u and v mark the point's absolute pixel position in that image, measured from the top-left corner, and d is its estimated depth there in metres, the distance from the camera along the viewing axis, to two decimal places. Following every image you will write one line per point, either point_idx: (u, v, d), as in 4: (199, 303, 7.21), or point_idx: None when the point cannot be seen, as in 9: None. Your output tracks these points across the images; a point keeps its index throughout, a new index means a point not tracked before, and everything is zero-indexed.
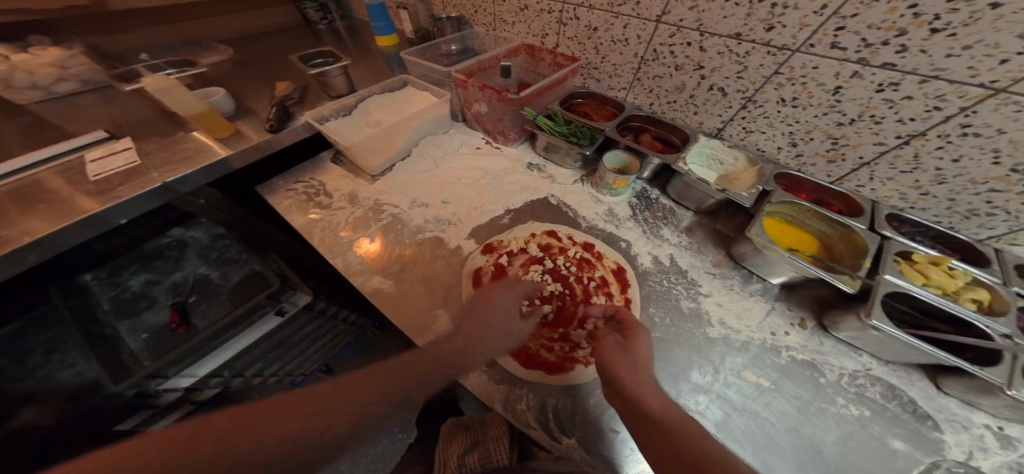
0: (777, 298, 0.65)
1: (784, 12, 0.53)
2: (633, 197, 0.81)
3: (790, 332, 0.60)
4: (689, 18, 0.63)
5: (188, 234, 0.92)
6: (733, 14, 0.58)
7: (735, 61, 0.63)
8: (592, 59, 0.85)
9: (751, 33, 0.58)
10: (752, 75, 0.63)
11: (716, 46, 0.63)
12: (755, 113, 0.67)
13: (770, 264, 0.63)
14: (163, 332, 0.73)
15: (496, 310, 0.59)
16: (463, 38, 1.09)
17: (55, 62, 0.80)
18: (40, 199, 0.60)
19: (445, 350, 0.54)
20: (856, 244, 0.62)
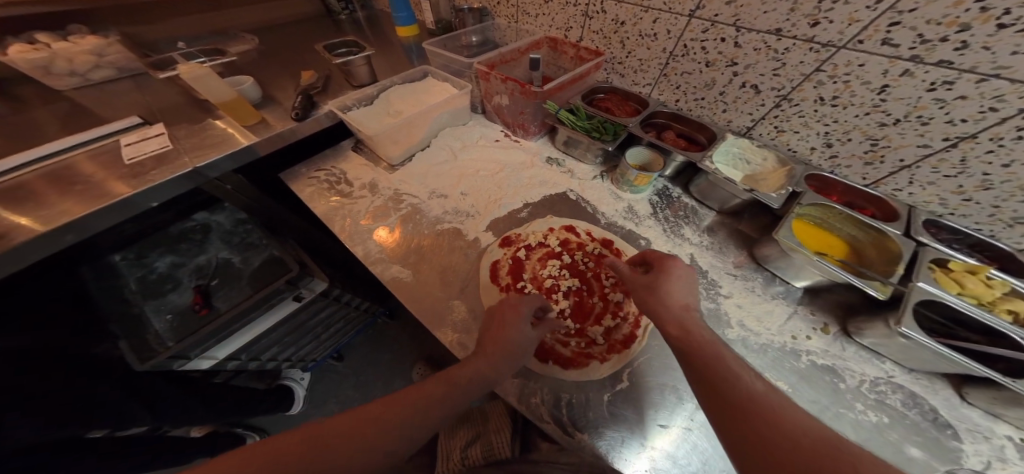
0: (800, 303, 0.63)
1: (832, 7, 0.50)
2: (654, 194, 0.80)
3: (812, 337, 0.59)
4: (725, 13, 0.61)
5: (212, 218, 0.93)
6: (774, 8, 0.56)
7: (773, 58, 0.61)
8: (617, 54, 0.83)
9: (792, 29, 0.56)
10: (790, 72, 0.60)
11: (752, 41, 0.61)
12: (790, 112, 0.65)
13: (795, 267, 0.61)
14: (186, 313, 0.73)
15: (512, 327, 0.49)
16: (484, 30, 1.08)
17: (92, 50, 0.84)
18: (78, 182, 0.63)
19: (478, 372, 0.45)
20: (890, 249, 0.60)
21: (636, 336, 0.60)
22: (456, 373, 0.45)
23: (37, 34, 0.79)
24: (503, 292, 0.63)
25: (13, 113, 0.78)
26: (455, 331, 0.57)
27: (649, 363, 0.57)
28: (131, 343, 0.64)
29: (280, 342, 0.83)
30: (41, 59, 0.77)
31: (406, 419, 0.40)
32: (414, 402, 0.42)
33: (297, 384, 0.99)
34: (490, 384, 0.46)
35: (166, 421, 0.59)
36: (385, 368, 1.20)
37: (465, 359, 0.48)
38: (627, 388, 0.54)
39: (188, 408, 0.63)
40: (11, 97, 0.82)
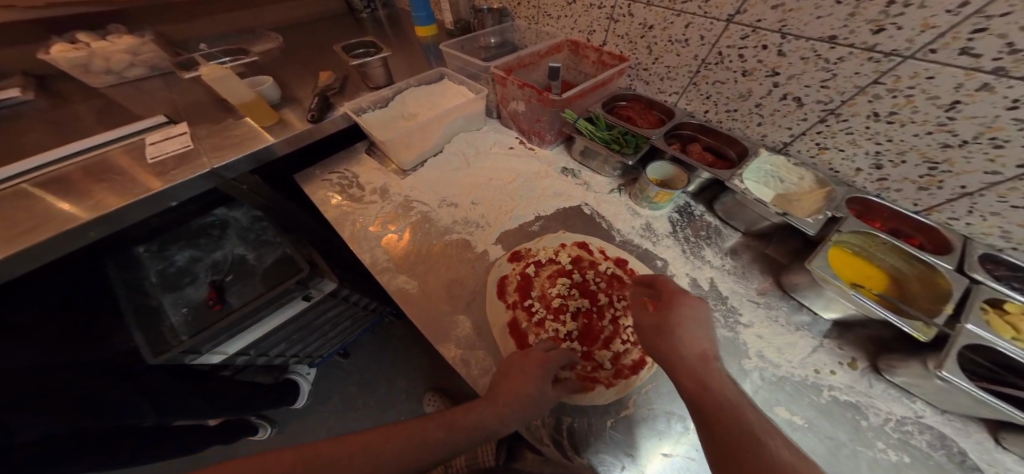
0: (827, 335, 0.57)
1: (902, 12, 0.44)
2: (674, 211, 0.75)
3: (837, 372, 0.53)
4: (770, 18, 0.55)
5: (230, 214, 0.95)
6: (829, 13, 0.49)
7: (822, 68, 0.54)
8: (643, 60, 0.78)
9: (850, 36, 0.49)
10: (840, 84, 0.54)
11: (799, 50, 0.55)
12: (836, 128, 0.58)
13: (826, 299, 0.56)
14: (200, 308, 0.75)
15: (530, 382, 0.46)
16: (503, 31, 1.05)
17: (127, 49, 0.86)
18: (107, 178, 0.65)
19: (484, 419, 0.43)
20: (939, 286, 0.53)
21: (645, 361, 0.57)
22: (462, 418, 0.44)
23: (78, 34, 0.83)
24: (509, 310, 0.61)
25: (53, 108, 0.82)
26: (458, 347, 0.56)
27: (655, 390, 0.53)
28: (145, 337, 0.67)
29: (288, 339, 0.84)
30: (80, 58, 0.81)
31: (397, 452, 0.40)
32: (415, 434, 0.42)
33: (302, 378, 1.02)
34: (494, 434, 0.44)
35: (170, 416, 0.60)
36: (389, 367, 1.21)
37: (474, 402, 0.46)
38: (631, 414, 0.51)
39: (190, 402, 0.62)
40: (54, 93, 0.86)
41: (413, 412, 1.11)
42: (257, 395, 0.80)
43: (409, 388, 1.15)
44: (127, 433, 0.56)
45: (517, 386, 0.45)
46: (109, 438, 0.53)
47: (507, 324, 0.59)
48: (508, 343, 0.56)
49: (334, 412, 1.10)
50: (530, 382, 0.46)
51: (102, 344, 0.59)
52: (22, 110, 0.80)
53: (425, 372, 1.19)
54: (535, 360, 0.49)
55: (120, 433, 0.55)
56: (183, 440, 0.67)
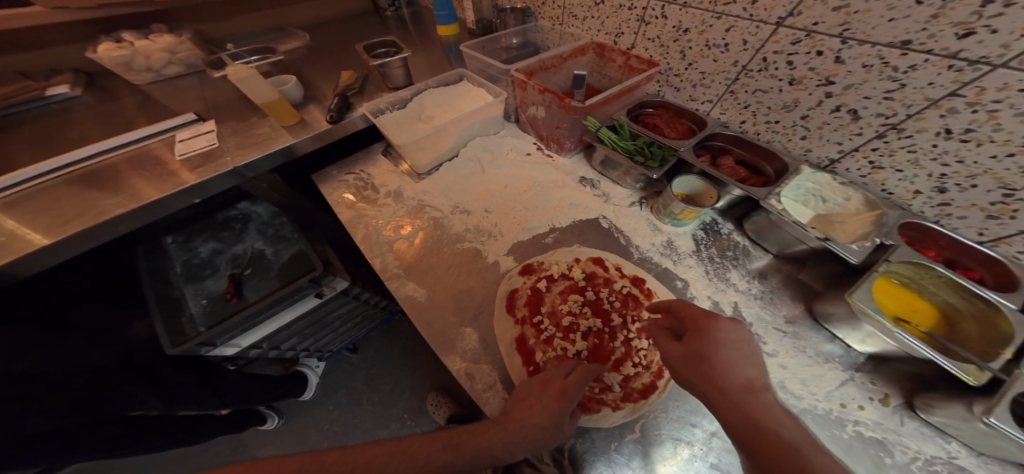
0: (859, 368, 0.52)
1: (999, 13, 0.37)
2: (698, 228, 0.71)
3: (865, 407, 0.48)
4: (829, 21, 0.49)
5: (252, 208, 0.97)
6: (904, 16, 0.43)
7: (888, 77, 0.48)
8: (675, 64, 0.74)
9: (928, 41, 0.43)
10: (908, 95, 0.47)
11: (861, 56, 0.49)
12: (896, 145, 0.52)
13: (864, 332, 0.50)
14: (219, 301, 0.77)
15: (547, 411, 0.43)
16: (526, 32, 1.02)
17: (166, 47, 0.90)
18: (138, 173, 0.68)
19: (492, 444, 0.42)
20: (999, 330, 0.46)
21: (657, 386, 0.53)
22: (467, 440, 0.42)
23: (124, 33, 0.87)
24: (517, 326, 0.59)
25: (98, 102, 0.87)
26: (463, 359, 0.54)
27: (663, 417, 0.50)
28: (166, 326, 0.70)
29: (300, 334, 0.87)
30: (123, 56, 0.85)
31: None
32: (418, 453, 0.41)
33: (312, 372, 1.04)
34: (503, 459, 0.42)
35: (178, 406, 0.63)
36: (396, 365, 1.22)
37: (482, 425, 0.44)
38: (636, 440, 0.48)
39: (199, 397, 0.66)
40: (100, 89, 0.91)
41: (416, 411, 1.11)
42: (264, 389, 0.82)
43: (414, 388, 1.15)
44: (128, 424, 0.58)
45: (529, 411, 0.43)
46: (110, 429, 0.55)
47: (513, 340, 0.57)
48: (514, 359, 0.55)
49: (340, 406, 1.12)
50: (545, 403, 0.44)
51: (114, 340, 0.62)
52: (70, 104, 0.85)
53: (429, 373, 1.19)
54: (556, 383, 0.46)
55: (122, 424, 0.57)
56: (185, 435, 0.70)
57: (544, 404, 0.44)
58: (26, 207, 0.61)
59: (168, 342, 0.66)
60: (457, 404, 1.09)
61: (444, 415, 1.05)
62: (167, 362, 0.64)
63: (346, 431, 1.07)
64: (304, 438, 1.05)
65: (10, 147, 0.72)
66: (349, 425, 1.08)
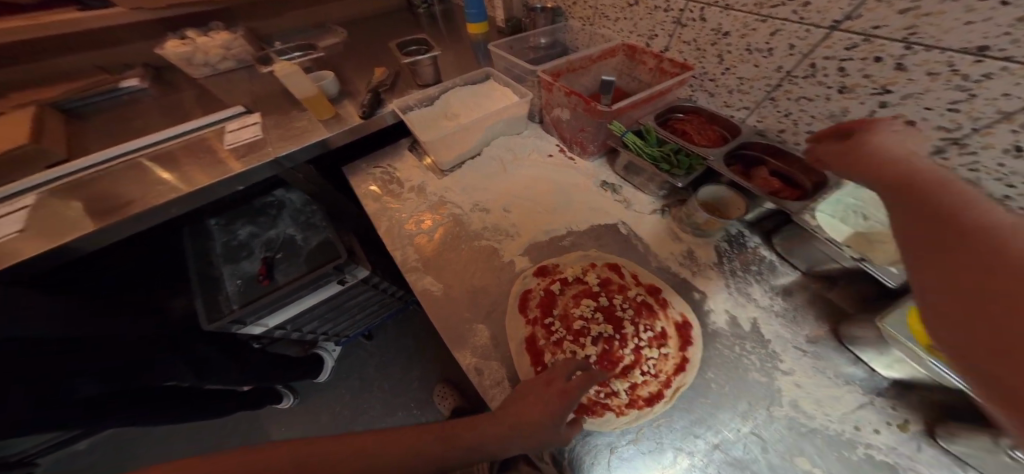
0: (882, 394, 0.49)
1: None
2: (723, 239, 0.68)
3: (880, 431, 0.46)
4: (893, 24, 0.44)
5: (287, 196, 1.03)
6: (982, 18, 0.37)
7: (956, 87, 0.42)
8: (711, 69, 0.71)
9: (1011, 47, 0.37)
10: (978, 108, 0.42)
11: (927, 63, 0.43)
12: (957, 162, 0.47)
13: (893, 357, 0.47)
14: (252, 282, 0.82)
15: (546, 413, 0.43)
16: (555, 31, 1.02)
17: (222, 44, 0.97)
18: (188, 161, 0.74)
19: (481, 440, 0.43)
20: None
21: (663, 396, 0.52)
22: (462, 434, 0.44)
23: (187, 31, 0.96)
24: (528, 326, 0.60)
25: (162, 94, 0.96)
26: (474, 355, 0.55)
27: (667, 426, 0.49)
28: (205, 303, 0.76)
29: (321, 318, 0.94)
30: (186, 52, 0.93)
31: (398, 463, 0.41)
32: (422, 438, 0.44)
33: (328, 355, 1.11)
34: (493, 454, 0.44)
35: (204, 379, 0.71)
36: (408, 354, 1.26)
37: (475, 419, 0.46)
38: (635, 446, 0.48)
39: (226, 372, 0.74)
40: (164, 82, 1.00)
41: (423, 401, 1.15)
42: (286, 368, 0.91)
43: (423, 378, 1.19)
44: (148, 395, 0.66)
45: (522, 409, 0.44)
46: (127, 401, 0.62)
47: (524, 340, 0.58)
48: (522, 358, 0.55)
49: (352, 388, 1.18)
50: (536, 407, 0.44)
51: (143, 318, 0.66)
52: (138, 95, 0.94)
53: (439, 363, 1.23)
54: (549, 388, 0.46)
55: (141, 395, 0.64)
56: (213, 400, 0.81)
57: (535, 407, 0.44)
58: (95, 188, 0.68)
59: (205, 317, 0.72)
60: (463, 397, 1.11)
61: (449, 406, 1.08)
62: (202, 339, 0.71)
63: (355, 412, 1.13)
64: (321, 415, 1.12)
65: (87, 134, 0.81)
66: (360, 407, 1.14)
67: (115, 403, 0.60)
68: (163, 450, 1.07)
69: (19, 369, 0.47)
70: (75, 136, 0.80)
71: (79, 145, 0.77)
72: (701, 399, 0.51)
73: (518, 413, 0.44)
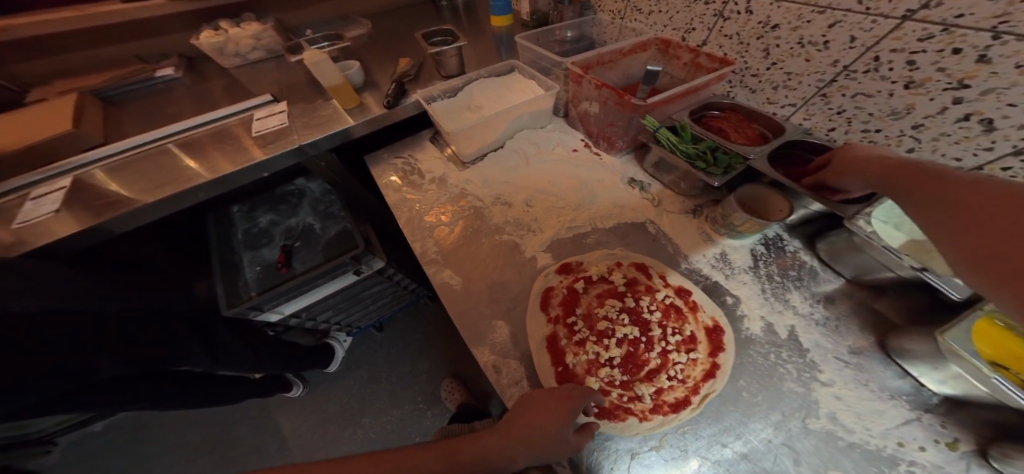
0: (931, 410, 0.44)
1: None
2: (759, 242, 0.64)
3: (926, 449, 0.42)
4: (980, 13, 0.40)
5: (308, 185, 1.02)
6: None
7: None
8: (755, 64, 0.68)
9: None
10: None
11: (1016, 55, 0.39)
12: None
13: (949, 374, 0.43)
14: (270, 269, 0.82)
15: (552, 421, 0.41)
16: (582, 25, 1.00)
17: (253, 35, 0.99)
18: (214, 148, 0.75)
19: (486, 451, 0.43)
20: None
21: (690, 402, 0.49)
22: (462, 450, 0.44)
23: (221, 21, 0.97)
24: (550, 324, 0.58)
25: (193, 83, 0.98)
26: (492, 352, 0.54)
27: (692, 433, 0.46)
28: (226, 287, 0.76)
29: (335, 307, 0.94)
30: (218, 42, 0.94)
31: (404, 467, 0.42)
32: (440, 455, 0.44)
33: (340, 345, 1.12)
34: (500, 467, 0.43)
35: (219, 365, 0.72)
36: (417, 348, 1.25)
37: (479, 433, 0.46)
38: (657, 451, 0.45)
39: (242, 355, 0.75)
40: (196, 71, 1.03)
41: (430, 396, 1.14)
42: (298, 357, 0.92)
43: (431, 372, 1.18)
44: (154, 375, 0.67)
45: (526, 419, 0.42)
46: (129, 382, 0.62)
47: (545, 338, 0.56)
48: (543, 358, 0.53)
49: (361, 380, 1.18)
50: (541, 417, 0.42)
51: (168, 294, 0.64)
52: (172, 84, 0.96)
53: (448, 357, 1.23)
54: (552, 398, 0.44)
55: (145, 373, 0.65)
56: (226, 387, 0.83)
57: (539, 417, 0.42)
58: (130, 172, 0.70)
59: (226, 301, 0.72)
60: (470, 396, 1.09)
61: (456, 402, 1.07)
62: (217, 319, 0.71)
63: (362, 405, 1.13)
64: (329, 405, 1.13)
65: (122, 119, 0.83)
66: (368, 399, 1.14)
67: (127, 382, 0.62)
68: (181, 433, 1.09)
69: (20, 370, 0.45)
70: (112, 122, 0.82)
71: (115, 131, 0.79)
72: (730, 407, 0.48)
73: (523, 423, 0.42)
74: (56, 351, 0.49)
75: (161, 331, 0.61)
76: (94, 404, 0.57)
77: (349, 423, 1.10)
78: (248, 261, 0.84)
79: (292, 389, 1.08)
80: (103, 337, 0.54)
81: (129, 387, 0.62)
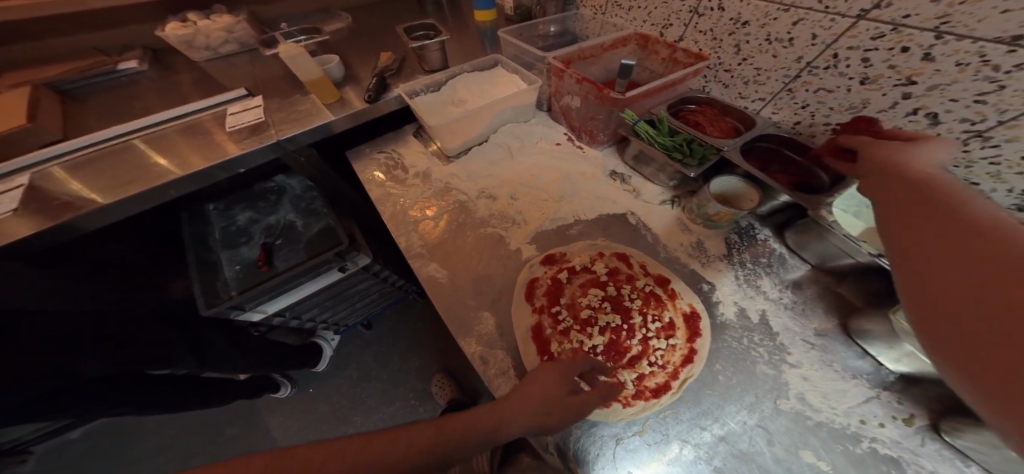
0: (888, 387, 0.48)
1: None
2: (733, 231, 0.67)
3: (885, 426, 0.45)
4: (925, 13, 0.42)
5: (287, 182, 0.99)
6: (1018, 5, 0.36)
7: (984, 78, 0.41)
8: (727, 59, 0.70)
9: None
10: (1005, 100, 0.41)
11: (957, 53, 0.42)
12: (980, 154, 0.46)
13: (903, 353, 0.46)
14: (250, 268, 0.80)
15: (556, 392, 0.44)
16: (565, 20, 1.00)
17: (224, 27, 0.95)
18: (185, 144, 0.73)
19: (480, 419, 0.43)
20: None
21: (670, 387, 0.52)
22: None
23: (189, 13, 0.93)
24: (534, 314, 0.59)
25: (160, 76, 0.93)
26: (479, 343, 0.54)
27: (672, 417, 0.48)
28: (203, 287, 0.74)
29: (320, 305, 0.93)
30: (187, 34, 0.90)
31: None
32: None
33: (326, 344, 1.11)
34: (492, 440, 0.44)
35: (205, 367, 0.70)
36: (406, 345, 1.25)
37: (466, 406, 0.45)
38: (640, 438, 0.47)
39: (225, 356, 0.72)
40: (164, 64, 0.98)
41: (421, 393, 1.14)
42: (285, 357, 0.90)
43: (421, 369, 1.18)
44: (147, 378, 0.66)
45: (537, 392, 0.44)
46: (121, 382, 0.61)
47: (530, 328, 0.57)
48: (528, 347, 0.54)
49: (350, 379, 1.16)
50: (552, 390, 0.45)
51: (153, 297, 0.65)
52: (137, 78, 0.92)
53: (438, 353, 1.23)
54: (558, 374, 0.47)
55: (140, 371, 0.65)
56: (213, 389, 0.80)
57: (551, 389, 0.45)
58: (94, 168, 0.67)
59: (202, 301, 0.70)
60: (460, 391, 1.10)
61: (447, 397, 1.07)
62: (204, 325, 0.70)
63: (351, 405, 1.11)
64: (317, 405, 1.11)
65: (84, 114, 0.79)
66: (357, 398, 1.13)
67: (118, 381, 0.61)
68: (161, 439, 1.06)
69: (19, 370, 0.45)
70: (73, 117, 0.78)
71: (77, 126, 0.75)
72: (708, 392, 0.50)
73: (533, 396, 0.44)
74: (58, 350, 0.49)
75: (160, 332, 0.62)
76: (92, 404, 0.57)
77: (338, 422, 1.09)
78: (226, 260, 0.81)
79: (279, 391, 1.06)
80: (107, 336, 0.54)
81: (124, 387, 0.61)
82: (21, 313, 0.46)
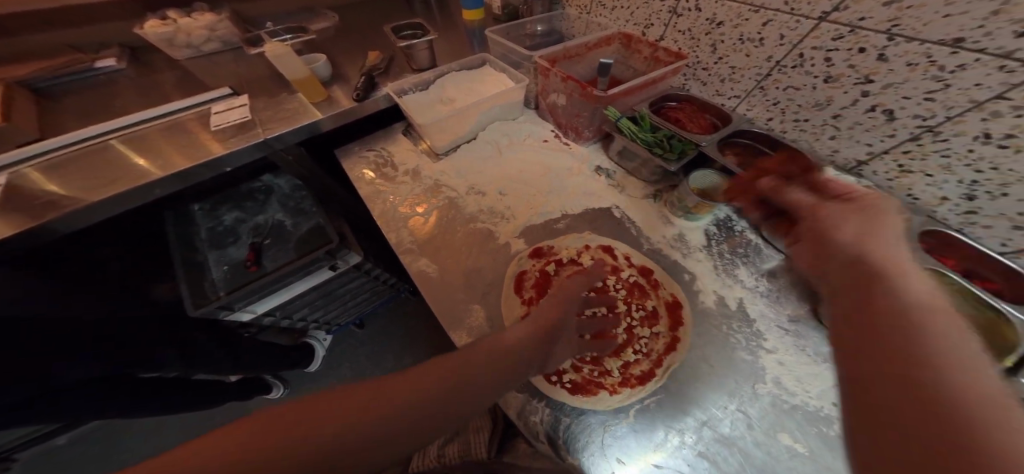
0: None
1: None
2: (712, 224, 0.70)
3: None
4: (878, 16, 0.46)
5: (275, 181, 0.98)
6: (958, 9, 0.39)
7: (932, 76, 0.44)
8: (705, 58, 0.73)
9: (983, 40, 0.39)
10: (950, 98, 0.44)
11: (907, 54, 0.45)
12: (931, 148, 0.49)
13: None
14: (238, 268, 0.79)
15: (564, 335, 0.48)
16: (551, 20, 1.02)
17: (206, 25, 0.93)
18: (170, 143, 0.72)
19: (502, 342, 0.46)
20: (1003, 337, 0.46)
21: (654, 374, 0.54)
22: None
23: (169, 10, 0.91)
24: (524, 305, 0.60)
25: (139, 75, 0.91)
26: (470, 335, 0.56)
27: (657, 404, 0.51)
28: (190, 287, 0.73)
29: (311, 305, 0.93)
30: (167, 32, 0.89)
31: None
32: None
33: (318, 344, 1.10)
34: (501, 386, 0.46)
35: (195, 367, 0.68)
36: (399, 343, 1.25)
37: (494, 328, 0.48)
38: (628, 425, 0.49)
39: (212, 355, 0.70)
40: (142, 62, 0.96)
41: None
42: (277, 357, 0.90)
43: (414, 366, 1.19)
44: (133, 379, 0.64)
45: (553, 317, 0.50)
46: (112, 384, 0.61)
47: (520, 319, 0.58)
48: None
49: (343, 378, 1.16)
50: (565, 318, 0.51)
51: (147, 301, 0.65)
52: (115, 76, 0.90)
53: (431, 351, 1.24)
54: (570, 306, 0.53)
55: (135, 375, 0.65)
56: (206, 392, 0.80)
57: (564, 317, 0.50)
58: (73, 168, 0.66)
59: (191, 301, 0.70)
60: None
61: None
62: (195, 330, 0.69)
63: None
64: None
65: (60, 114, 0.77)
66: None
67: (114, 383, 0.61)
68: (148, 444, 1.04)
69: (18, 369, 0.46)
70: (49, 117, 0.76)
71: (53, 126, 0.73)
72: (691, 378, 0.53)
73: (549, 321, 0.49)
74: (55, 351, 0.49)
75: (159, 333, 0.64)
76: (91, 404, 0.57)
77: None
78: (213, 261, 0.80)
79: (271, 391, 1.06)
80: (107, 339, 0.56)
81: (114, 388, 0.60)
82: (17, 314, 0.47)
